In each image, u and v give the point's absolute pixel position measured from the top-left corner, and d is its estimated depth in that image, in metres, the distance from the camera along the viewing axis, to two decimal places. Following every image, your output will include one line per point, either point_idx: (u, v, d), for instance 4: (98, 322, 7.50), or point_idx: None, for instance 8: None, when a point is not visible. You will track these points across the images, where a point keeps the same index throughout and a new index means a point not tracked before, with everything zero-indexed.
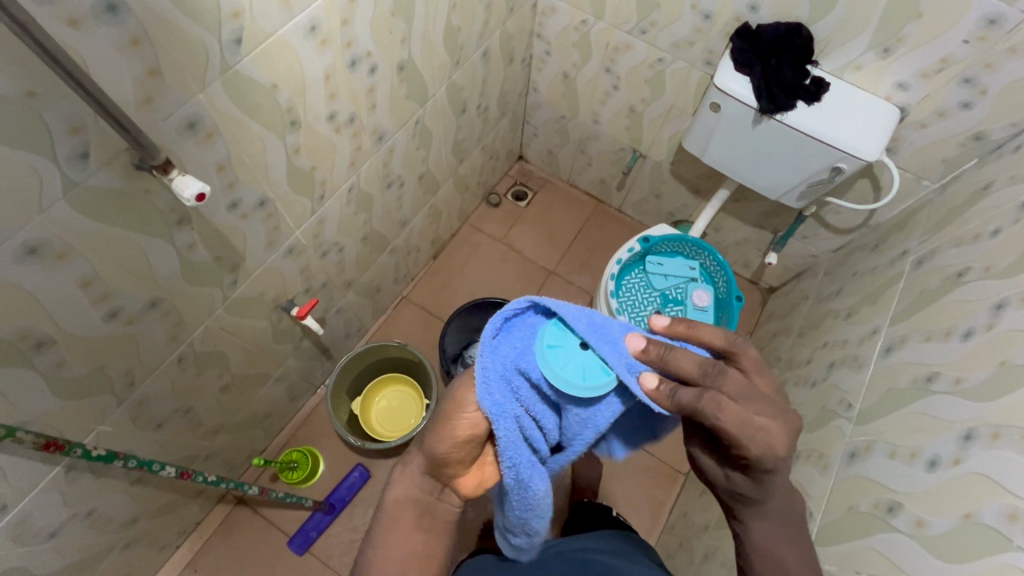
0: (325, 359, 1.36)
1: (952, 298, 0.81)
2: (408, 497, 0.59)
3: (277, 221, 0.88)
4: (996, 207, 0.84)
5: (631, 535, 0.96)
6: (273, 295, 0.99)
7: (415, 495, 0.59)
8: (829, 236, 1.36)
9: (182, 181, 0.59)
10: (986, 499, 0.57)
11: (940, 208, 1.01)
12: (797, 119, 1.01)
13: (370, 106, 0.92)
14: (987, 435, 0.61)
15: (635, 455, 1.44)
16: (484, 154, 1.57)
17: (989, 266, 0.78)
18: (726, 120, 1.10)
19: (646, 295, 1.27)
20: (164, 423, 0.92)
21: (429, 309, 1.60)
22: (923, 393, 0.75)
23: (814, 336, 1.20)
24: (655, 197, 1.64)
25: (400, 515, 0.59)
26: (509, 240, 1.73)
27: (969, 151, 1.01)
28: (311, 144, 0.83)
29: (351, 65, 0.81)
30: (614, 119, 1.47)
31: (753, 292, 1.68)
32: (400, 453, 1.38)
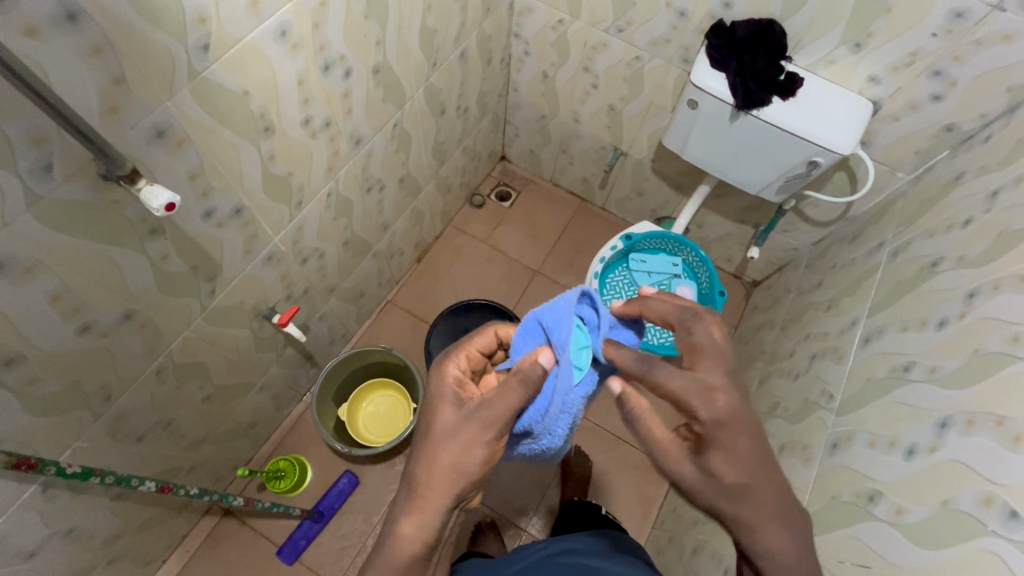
0: (310, 366, 1.35)
1: (927, 287, 0.83)
2: (416, 539, 0.60)
3: (254, 228, 0.86)
4: (967, 197, 0.86)
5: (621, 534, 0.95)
6: (253, 303, 0.98)
7: (422, 537, 0.60)
8: (808, 229, 1.38)
9: (151, 191, 0.58)
10: (962, 486, 0.57)
11: (915, 198, 1.03)
12: (773, 114, 1.01)
13: (346, 110, 0.91)
14: (963, 422, 0.62)
15: (624, 452, 1.45)
16: (466, 155, 1.56)
17: (961, 256, 0.79)
18: (703, 117, 1.11)
19: (630, 293, 1.27)
20: (144, 437, 0.90)
21: (415, 313, 1.59)
22: (901, 383, 0.76)
23: (797, 329, 1.21)
24: (637, 195, 1.65)
25: (412, 558, 0.60)
26: (494, 241, 1.73)
27: (941, 143, 1.02)
28: (287, 150, 0.83)
29: (325, 69, 0.80)
30: (594, 118, 1.47)
31: (737, 286, 1.70)
32: (389, 459, 1.38)
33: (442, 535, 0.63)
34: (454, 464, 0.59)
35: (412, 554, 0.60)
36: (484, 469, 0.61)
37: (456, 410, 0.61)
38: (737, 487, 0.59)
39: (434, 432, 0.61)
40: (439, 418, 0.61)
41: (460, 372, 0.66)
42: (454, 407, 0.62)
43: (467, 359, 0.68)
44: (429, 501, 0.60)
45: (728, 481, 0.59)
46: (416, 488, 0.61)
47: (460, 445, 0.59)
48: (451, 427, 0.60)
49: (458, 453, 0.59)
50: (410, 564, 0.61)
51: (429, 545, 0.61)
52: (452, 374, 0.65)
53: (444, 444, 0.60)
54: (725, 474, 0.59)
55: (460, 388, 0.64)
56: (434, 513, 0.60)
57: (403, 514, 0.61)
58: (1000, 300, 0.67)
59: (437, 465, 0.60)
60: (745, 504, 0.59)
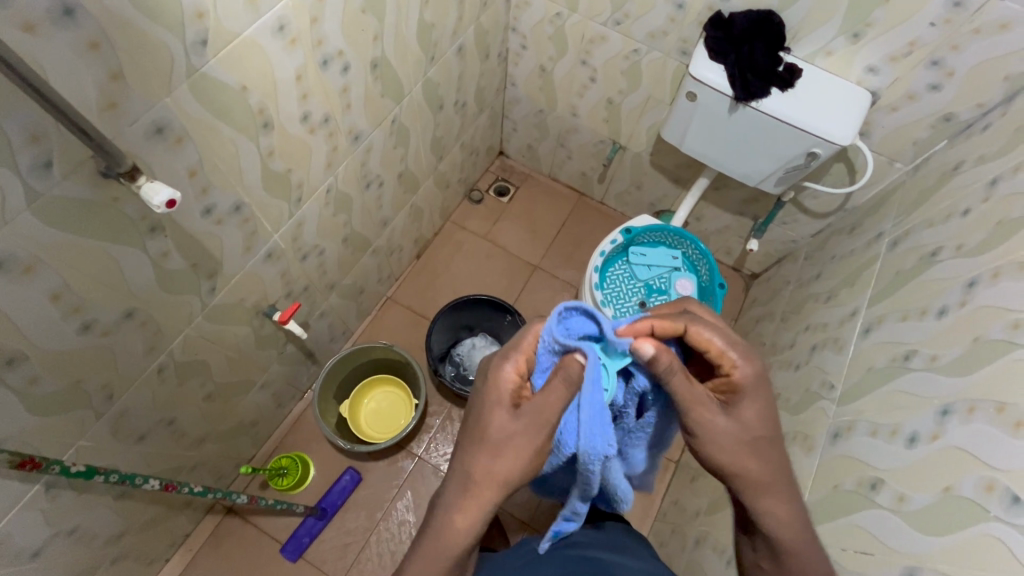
0: (310, 363, 1.35)
1: (927, 276, 0.83)
2: (468, 533, 0.61)
3: (254, 225, 0.86)
4: (966, 186, 0.86)
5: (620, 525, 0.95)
6: (253, 301, 0.97)
7: (474, 532, 0.61)
8: (807, 221, 1.38)
9: (151, 188, 0.57)
10: (963, 472, 0.58)
11: (914, 188, 1.03)
12: (772, 105, 1.01)
13: (344, 105, 0.90)
14: (964, 410, 0.62)
15: None
16: (464, 150, 1.56)
17: (960, 244, 0.79)
18: (702, 109, 1.10)
19: (630, 287, 1.26)
20: (146, 436, 0.90)
21: (415, 309, 1.59)
22: (902, 371, 0.76)
23: (796, 320, 1.22)
24: (636, 188, 1.65)
25: (459, 551, 0.61)
26: (493, 236, 1.72)
27: (939, 133, 1.02)
28: (286, 146, 0.82)
29: (323, 65, 0.80)
30: (593, 112, 1.47)
31: (736, 279, 1.70)
32: (391, 455, 1.38)
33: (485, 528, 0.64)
34: (513, 464, 0.60)
35: (459, 546, 0.61)
36: (534, 472, 0.62)
37: (514, 414, 0.61)
38: (754, 437, 0.62)
39: (491, 432, 0.60)
40: (496, 421, 0.61)
41: (517, 379, 0.63)
42: (510, 411, 0.61)
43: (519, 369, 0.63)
44: (481, 496, 0.61)
45: (753, 437, 0.62)
46: (467, 483, 0.61)
47: (521, 446, 0.60)
48: (512, 429, 0.60)
49: (515, 455, 0.60)
50: (459, 556, 0.61)
51: (475, 538, 0.62)
52: (507, 382, 0.62)
53: (503, 444, 0.60)
54: (747, 429, 0.62)
55: (516, 396, 0.62)
56: (486, 508, 0.61)
57: (453, 508, 0.61)
58: (1000, 288, 0.67)
59: (494, 462, 0.60)
60: (768, 459, 0.62)
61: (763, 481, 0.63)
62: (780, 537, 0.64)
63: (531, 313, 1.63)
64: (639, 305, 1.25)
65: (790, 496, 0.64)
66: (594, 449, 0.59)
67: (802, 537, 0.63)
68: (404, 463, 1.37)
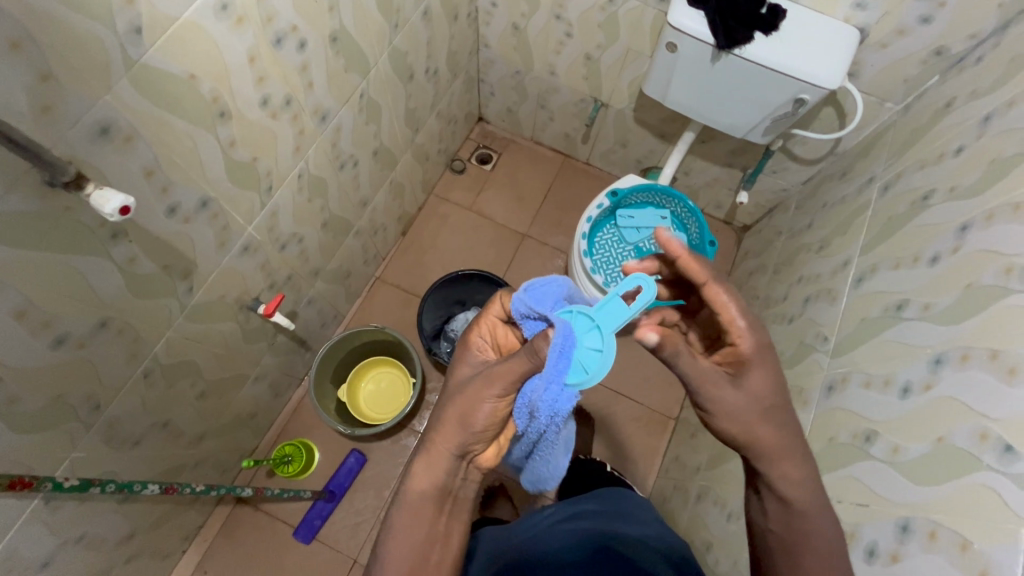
0: (304, 351, 1.34)
1: (919, 222, 0.81)
2: (429, 482, 0.64)
3: (225, 220, 0.83)
4: (960, 123, 0.83)
5: (630, 492, 0.98)
6: (235, 296, 0.95)
7: (434, 482, 0.64)
8: (797, 168, 1.35)
9: (101, 195, 0.54)
10: (956, 421, 0.57)
11: (905, 129, 1.00)
12: (757, 52, 0.96)
13: (306, 84, 0.85)
14: (957, 358, 0.62)
15: (622, 405, 1.47)
16: (440, 119, 1.50)
17: (954, 186, 0.77)
18: (684, 60, 1.05)
19: (620, 250, 1.23)
20: (142, 440, 0.90)
21: (405, 287, 1.57)
22: (895, 322, 0.76)
23: (789, 273, 1.20)
24: (621, 146, 1.60)
25: (425, 501, 0.64)
26: (478, 207, 1.69)
27: (931, 68, 0.98)
28: (247, 134, 0.78)
29: (277, 43, 0.75)
30: (571, 69, 1.41)
31: (727, 232, 1.69)
32: (393, 434, 1.40)
33: (453, 484, 0.66)
34: (463, 412, 0.64)
35: (425, 495, 0.64)
36: (487, 423, 0.64)
37: (471, 368, 0.68)
38: (768, 404, 0.63)
39: (450, 383, 0.67)
40: (456, 374, 0.68)
41: (484, 339, 0.71)
42: (469, 366, 0.68)
43: (489, 331, 0.71)
44: (441, 446, 0.65)
45: (762, 405, 0.64)
46: (429, 434, 0.66)
47: (467, 396, 0.64)
48: (463, 380, 0.67)
49: (464, 404, 0.64)
50: (421, 507, 0.64)
51: (439, 490, 0.64)
52: (473, 342, 0.70)
53: (457, 394, 0.65)
54: (759, 399, 0.63)
55: (479, 353, 0.70)
56: (443, 457, 0.65)
57: (418, 459, 0.66)
58: (994, 231, 0.66)
59: (446, 413, 0.65)
60: (782, 427, 0.63)
61: (768, 444, 0.63)
62: (788, 497, 0.63)
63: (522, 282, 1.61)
64: None
65: (801, 458, 0.64)
66: (552, 400, 0.59)
67: (811, 498, 0.63)
68: (407, 440, 1.39)
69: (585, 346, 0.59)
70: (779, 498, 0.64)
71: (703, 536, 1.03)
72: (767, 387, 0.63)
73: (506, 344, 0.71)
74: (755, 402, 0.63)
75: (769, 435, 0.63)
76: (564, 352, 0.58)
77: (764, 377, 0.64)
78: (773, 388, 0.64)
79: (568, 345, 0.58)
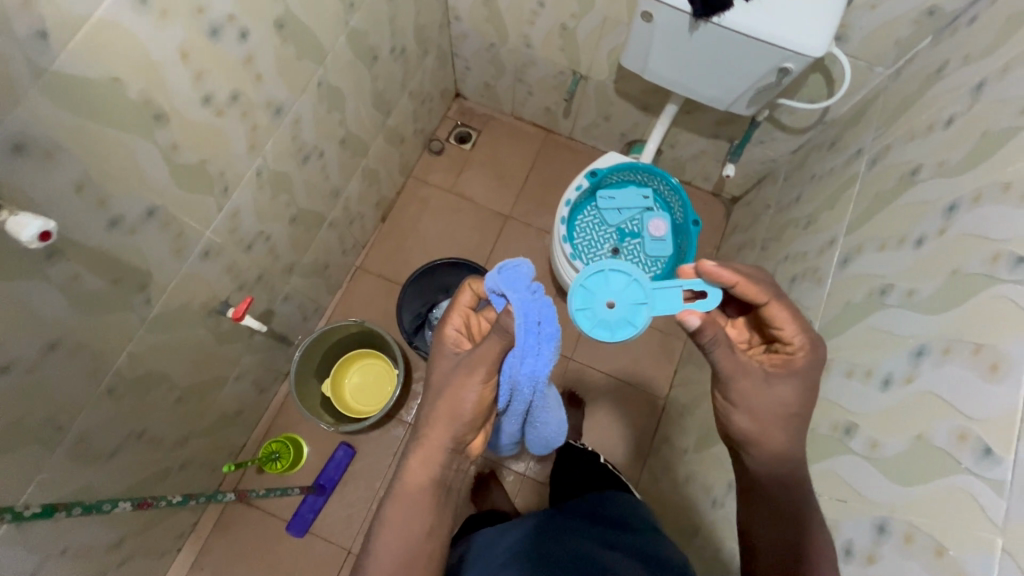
0: (285, 347, 1.32)
1: (906, 199, 0.77)
2: (424, 476, 0.65)
3: (178, 226, 0.79)
4: (951, 91, 0.78)
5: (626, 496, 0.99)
6: (201, 301, 0.92)
7: (429, 475, 0.65)
8: (785, 138, 1.29)
9: (18, 221, 0.50)
10: (935, 419, 0.55)
11: (895, 96, 0.95)
12: (737, 20, 0.89)
13: (254, 76, 0.80)
14: (939, 350, 0.59)
15: (612, 387, 1.46)
16: (413, 99, 1.43)
17: (942, 161, 0.73)
18: (660, 30, 0.99)
19: (601, 233, 1.19)
20: (117, 452, 0.89)
21: (387, 276, 1.54)
22: (878, 308, 0.73)
23: (776, 249, 1.17)
24: (604, 120, 1.54)
25: (420, 495, 0.64)
26: (459, 189, 1.64)
27: (923, 29, 0.92)
28: (192, 136, 0.73)
29: (213, 35, 0.69)
30: (547, 40, 1.33)
31: (715, 204, 1.64)
32: (381, 425, 1.39)
33: (447, 477, 0.66)
34: (455, 404, 0.65)
35: (419, 489, 0.64)
36: (475, 412, 0.65)
37: (452, 360, 0.68)
38: (792, 412, 0.63)
39: (433, 378, 0.68)
40: (436, 368, 0.68)
41: (456, 331, 0.71)
42: (449, 358, 0.68)
43: (460, 322, 0.71)
44: (433, 439, 0.65)
45: (789, 412, 0.63)
46: (420, 430, 0.66)
47: (455, 388, 0.65)
48: (447, 373, 0.67)
49: (451, 397, 0.65)
50: (417, 501, 0.64)
51: (435, 482, 0.65)
52: (448, 335, 0.70)
53: (446, 388, 0.66)
54: (784, 406, 0.63)
55: (455, 345, 0.70)
56: (438, 450, 0.65)
57: (411, 455, 0.66)
58: (982, 213, 0.62)
59: (437, 404, 0.66)
60: (795, 435, 0.64)
61: (771, 443, 0.64)
62: (771, 493, 0.64)
63: None
64: (611, 252, 1.18)
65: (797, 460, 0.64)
66: (529, 372, 0.63)
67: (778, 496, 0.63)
68: (395, 431, 1.39)
69: (618, 316, 0.63)
70: (760, 495, 0.65)
71: (689, 519, 1.03)
72: (797, 398, 0.63)
73: (476, 334, 0.72)
74: (779, 410, 0.63)
75: (780, 439, 0.63)
76: (531, 331, 0.60)
77: (796, 388, 0.64)
78: (803, 397, 0.64)
79: (538, 326, 0.60)
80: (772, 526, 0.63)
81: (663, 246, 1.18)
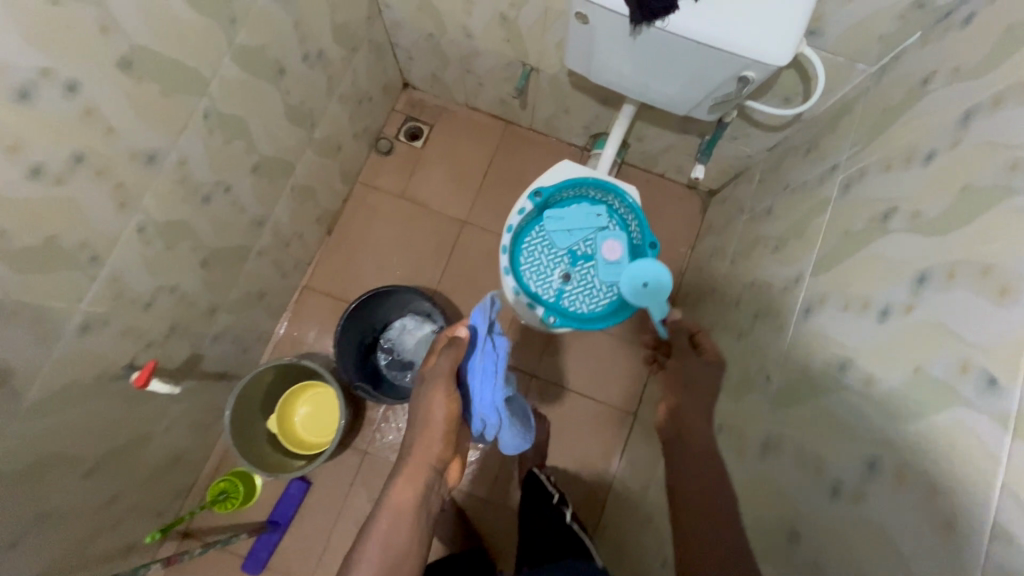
0: (224, 383, 1.25)
1: (875, 250, 0.65)
2: (410, 492, 0.78)
3: (36, 311, 0.69)
4: (935, 116, 0.64)
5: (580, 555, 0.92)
6: (94, 374, 0.83)
7: (415, 491, 0.78)
8: (759, 135, 1.14)
9: None
10: (885, 567, 0.48)
11: (875, 105, 0.80)
12: (684, 24, 0.74)
13: (103, 130, 0.68)
14: (892, 474, 0.50)
15: (577, 404, 1.39)
16: (347, 102, 1.28)
17: (917, 211, 0.61)
18: (600, 34, 0.84)
19: (550, 257, 1.07)
20: (21, 538, 0.83)
21: (336, 294, 1.44)
22: (834, 386, 0.63)
23: (744, 269, 1.05)
24: (564, 113, 1.38)
25: (403, 510, 0.77)
26: (410, 193, 1.51)
27: (910, 24, 0.77)
28: (24, 216, 0.62)
29: (23, 98, 0.57)
30: (488, 31, 1.17)
31: (691, 199, 1.50)
32: (336, 454, 1.34)
33: (429, 498, 0.80)
34: (436, 422, 0.81)
35: (405, 507, 0.78)
36: (447, 427, 0.81)
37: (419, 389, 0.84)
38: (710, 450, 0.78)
39: (412, 411, 0.84)
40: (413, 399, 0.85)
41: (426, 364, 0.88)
42: (421, 395, 0.84)
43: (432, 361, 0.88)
44: (417, 461, 0.80)
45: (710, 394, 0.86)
46: (408, 455, 0.81)
47: (429, 407, 0.81)
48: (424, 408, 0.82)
49: (426, 416, 0.81)
50: (400, 519, 0.76)
51: (418, 500, 0.78)
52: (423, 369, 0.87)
53: (427, 416, 0.81)
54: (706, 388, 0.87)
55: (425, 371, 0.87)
56: (421, 471, 0.80)
57: (398, 478, 0.79)
58: (954, 299, 0.51)
59: (421, 430, 0.82)
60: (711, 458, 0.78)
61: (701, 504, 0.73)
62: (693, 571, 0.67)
63: (464, 276, 1.47)
64: (562, 279, 1.07)
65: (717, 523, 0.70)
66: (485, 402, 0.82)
67: None
68: (352, 460, 1.35)
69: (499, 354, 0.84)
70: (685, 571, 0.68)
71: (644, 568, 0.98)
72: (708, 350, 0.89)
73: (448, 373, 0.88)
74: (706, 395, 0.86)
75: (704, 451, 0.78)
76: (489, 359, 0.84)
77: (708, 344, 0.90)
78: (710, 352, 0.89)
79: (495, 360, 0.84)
80: (707, 561, 0.66)
81: (641, 290, 1.00)
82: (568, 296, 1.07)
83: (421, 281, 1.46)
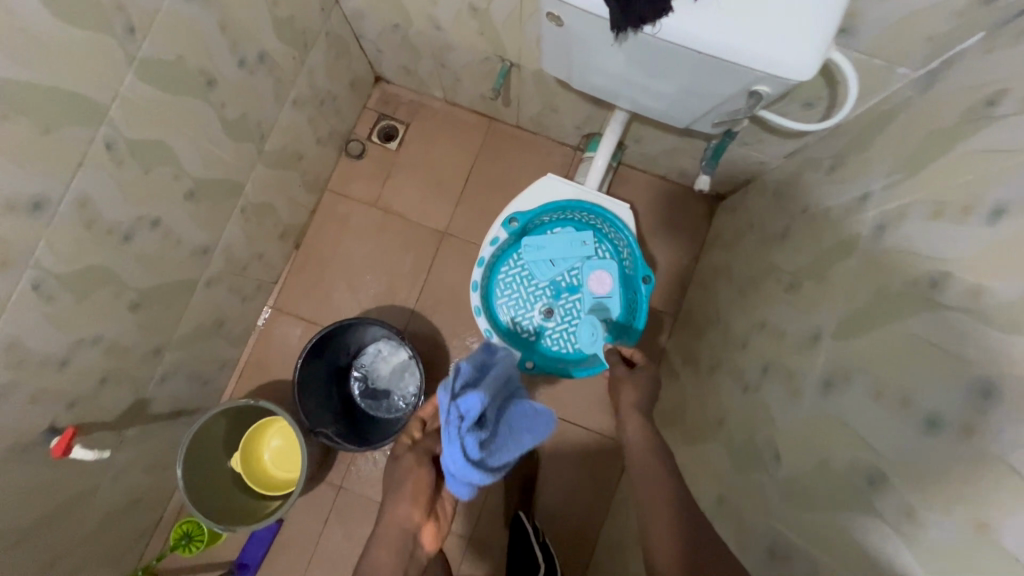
0: (182, 420, 1.15)
1: (919, 328, 0.52)
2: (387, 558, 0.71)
3: None
4: (1006, 155, 0.49)
5: None
6: (3, 447, 0.73)
7: (391, 558, 0.71)
8: (775, 141, 0.98)
9: None
10: None
11: (920, 123, 0.65)
12: (676, 34, 0.61)
13: None
14: None
15: (568, 434, 1.28)
16: (305, 106, 1.14)
17: (979, 287, 0.47)
18: (583, 36, 0.71)
19: (530, 290, 0.97)
20: None
21: (306, 314, 1.33)
22: (864, 504, 0.50)
23: (753, 303, 0.91)
24: (552, 111, 1.22)
25: None
26: (385, 202, 1.37)
27: (971, 21, 0.60)
28: None
29: None
30: (458, 22, 1.00)
31: (696, 204, 1.35)
32: (309, 489, 1.25)
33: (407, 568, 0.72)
34: (416, 482, 0.75)
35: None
36: (427, 486, 0.75)
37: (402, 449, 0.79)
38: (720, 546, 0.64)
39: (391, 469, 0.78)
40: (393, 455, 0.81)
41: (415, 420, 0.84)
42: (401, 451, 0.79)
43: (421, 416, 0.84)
44: (394, 521, 0.73)
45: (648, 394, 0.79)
46: (385, 516, 0.74)
47: (413, 465, 0.76)
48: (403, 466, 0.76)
49: (409, 473, 0.75)
50: None
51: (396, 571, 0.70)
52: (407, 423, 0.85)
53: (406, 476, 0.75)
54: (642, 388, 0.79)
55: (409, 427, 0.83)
56: (398, 537, 0.72)
57: (376, 544, 0.72)
58: None
59: (398, 492, 0.75)
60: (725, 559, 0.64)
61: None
62: None
63: (445, 293, 1.34)
64: (543, 314, 0.97)
65: None
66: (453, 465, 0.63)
67: None
68: (326, 495, 1.26)
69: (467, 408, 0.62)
70: None
71: None
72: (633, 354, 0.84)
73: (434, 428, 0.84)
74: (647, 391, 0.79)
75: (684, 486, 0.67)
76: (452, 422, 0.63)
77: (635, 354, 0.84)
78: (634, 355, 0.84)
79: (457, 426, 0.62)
80: None
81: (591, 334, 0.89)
82: (551, 333, 0.97)
83: (398, 300, 1.34)
